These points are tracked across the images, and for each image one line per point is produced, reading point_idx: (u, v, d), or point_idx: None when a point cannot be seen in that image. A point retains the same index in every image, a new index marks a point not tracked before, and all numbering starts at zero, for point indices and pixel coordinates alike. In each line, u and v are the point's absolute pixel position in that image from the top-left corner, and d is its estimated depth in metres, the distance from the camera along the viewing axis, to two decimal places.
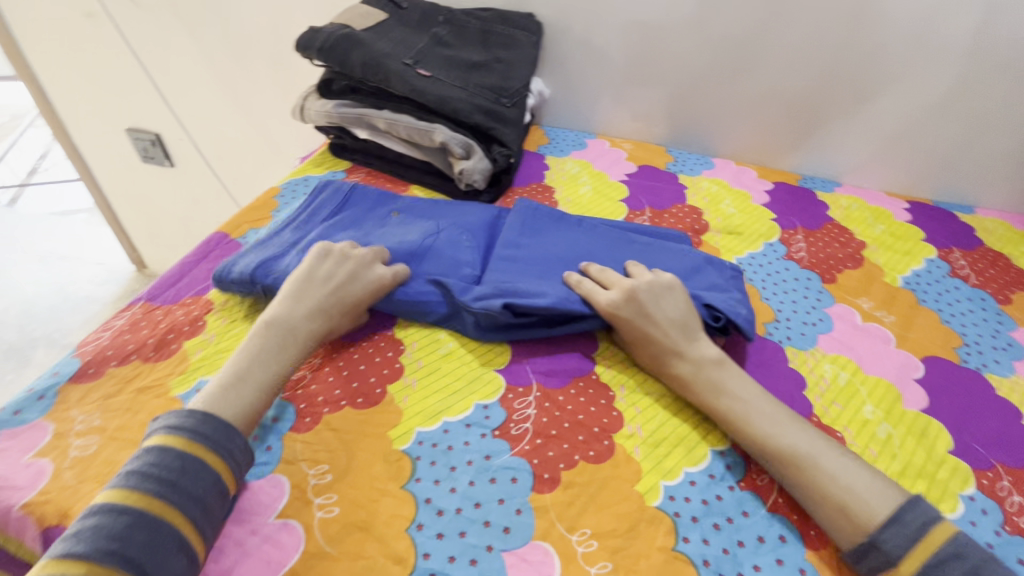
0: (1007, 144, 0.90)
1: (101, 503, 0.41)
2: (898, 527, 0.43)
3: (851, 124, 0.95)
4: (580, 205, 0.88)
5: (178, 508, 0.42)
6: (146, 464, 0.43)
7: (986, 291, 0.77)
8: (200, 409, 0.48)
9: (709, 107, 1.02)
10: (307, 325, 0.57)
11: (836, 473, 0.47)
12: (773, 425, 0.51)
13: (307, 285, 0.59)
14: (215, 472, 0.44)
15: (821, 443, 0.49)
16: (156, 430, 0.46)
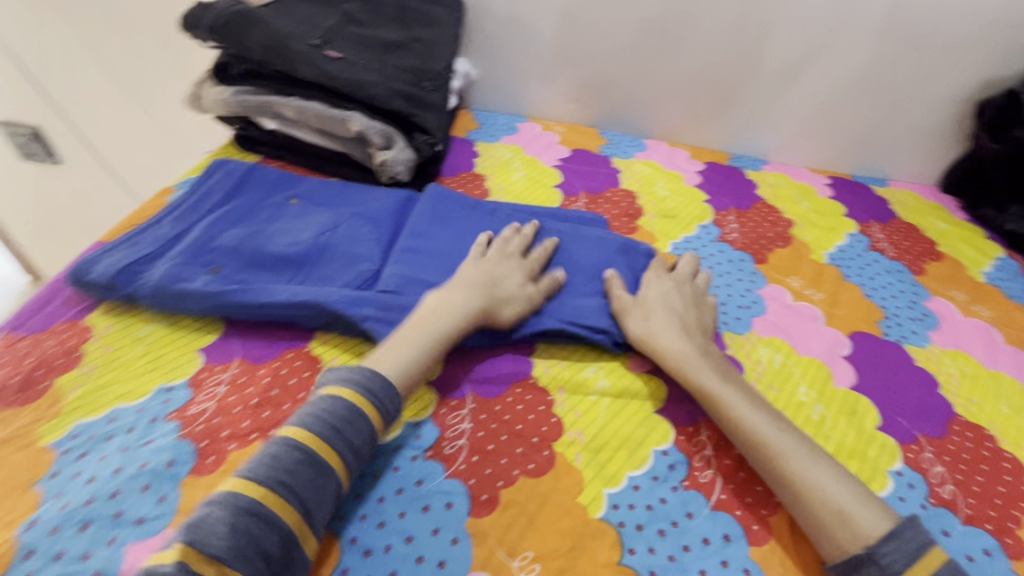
0: (916, 118, 0.94)
1: (277, 438, 0.43)
2: (897, 543, 0.41)
3: (774, 102, 0.96)
4: (512, 193, 0.84)
5: (336, 454, 0.43)
6: (319, 408, 0.45)
7: (902, 264, 0.79)
8: (366, 371, 0.48)
9: (639, 87, 0.99)
10: (453, 301, 0.55)
11: (820, 480, 0.45)
12: (756, 417, 0.49)
13: (499, 262, 0.61)
14: (370, 426, 0.46)
15: (807, 445, 0.48)
16: (325, 380, 0.47)
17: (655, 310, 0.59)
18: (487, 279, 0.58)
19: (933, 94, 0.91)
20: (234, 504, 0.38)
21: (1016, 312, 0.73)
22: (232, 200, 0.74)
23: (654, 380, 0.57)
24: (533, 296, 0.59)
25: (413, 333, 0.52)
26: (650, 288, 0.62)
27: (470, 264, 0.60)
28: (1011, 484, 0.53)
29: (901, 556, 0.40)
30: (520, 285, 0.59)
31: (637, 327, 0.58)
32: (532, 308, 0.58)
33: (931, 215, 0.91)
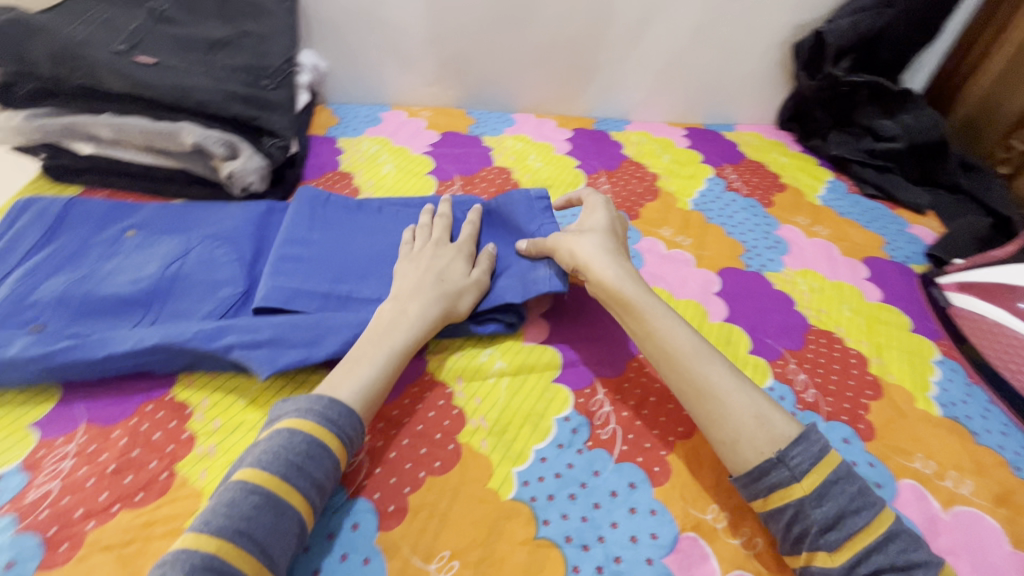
0: (748, 66, 1.03)
1: (234, 481, 0.40)
2: (805, 446, 0.44)
3: (625, 64, 1.01)
4: (384, 187, 0.80)
5: (299, 491, 0.41)
6: (276, 445, 0.42)
7: (755, 200, 0.87)
8: (331, 399, 0.45)
9: (498, 62, 0.99)
10: (410, 309, 0.53)
11: (736, 389, 0.47)
12: (684, 331, 0.51)
13: (435, 256, 0.58)
14: (333, 457, 0.43)
15: (724, 362, 0.50)
16: (281, 414, 0.45)
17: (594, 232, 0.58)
18: (430, 277, 0.56)
19: (759, 42, 1.00)
20: (189, 560, 0.35)
21: (847, 226, 0.84)
22: (50, 242, 0.63)
23: (550, 350, 0.58)
24: (480, 282, 0.57)
25: (368, 348, 0.50)
26: (597, 213, 0.61)
27: (406, 266, 0.58)
28: (859, 377, 0.61)
29: (808, 457, 0.43)
30: (466, 276, 0.57)
31: (575, 246, 0.56)
32: (483, 293, 0.58)
33: (774, 152, 1.01)
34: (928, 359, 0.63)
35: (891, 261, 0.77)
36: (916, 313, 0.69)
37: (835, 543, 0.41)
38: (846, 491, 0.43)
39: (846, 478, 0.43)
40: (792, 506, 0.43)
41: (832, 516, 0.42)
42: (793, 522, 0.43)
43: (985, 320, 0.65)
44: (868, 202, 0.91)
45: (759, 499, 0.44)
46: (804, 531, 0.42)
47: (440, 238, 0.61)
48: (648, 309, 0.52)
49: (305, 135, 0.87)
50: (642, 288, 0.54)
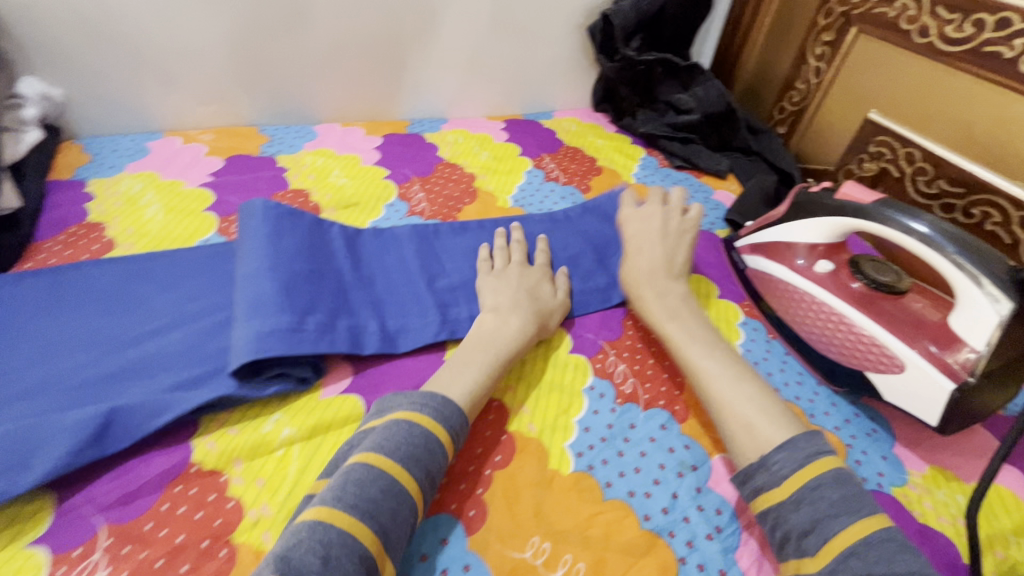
0: (553, 51, 1.03)
1: (361, 463, 0.41)
2: (788, 451, 0.43)
3: (428, 60, 0.96)
4: (148, 235, 0.67)
5: (416, 480, 0.41)
6: (395, 435, 0.43)
7: (573, 186, 0.88)
8: (444, 411, 0.46)
9: (287, 71, 0.89)
10: (528, 328, 0.57)
11: (732, 398, 0.49)
12: (700, 348, 0.54)
13: (522, 275, 0.63)
14: (441, 453, 0.44)
15: (741, 377, 0.51)
16: (397, 406, 0.46)
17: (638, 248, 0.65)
18: (525, 294, 0.60)
19: (558, 27, 1.00)
20: (323, 535, 0.36)
21: None
22: None
23: (350, 399, 0.53)
24: (564, 303, 0.63)
25: (474, 354, 0.53)
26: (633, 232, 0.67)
27: (495, 283, 0.62)
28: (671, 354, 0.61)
29: (792, 463, 0.42)
30: (555, 295, 0.62)
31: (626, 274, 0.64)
32: (566, 312, 0.63)
33: (590, 134, 1.03)
34: (734, 323, 0.66)
35: (701, 230, 0.80)
36: (721, 279, 0.72)
37: (813, 548, 0.38)
38: (825, 496, 0.40)
39: (829, 484, 0.40)
40: (773, 510, 0.41)
41: (807, 520, 0.39)
42: (775, 527, 0.41)
43: (769, 279, 0.66)
44: (677, 172, 0.95)
45: (751, 502, 0.44)
46: (786, 536, 0.40)
47: (521, 262, 0.65)
48: (666, 333, 0.57)
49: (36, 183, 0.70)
50: (665, 313, 0.58)
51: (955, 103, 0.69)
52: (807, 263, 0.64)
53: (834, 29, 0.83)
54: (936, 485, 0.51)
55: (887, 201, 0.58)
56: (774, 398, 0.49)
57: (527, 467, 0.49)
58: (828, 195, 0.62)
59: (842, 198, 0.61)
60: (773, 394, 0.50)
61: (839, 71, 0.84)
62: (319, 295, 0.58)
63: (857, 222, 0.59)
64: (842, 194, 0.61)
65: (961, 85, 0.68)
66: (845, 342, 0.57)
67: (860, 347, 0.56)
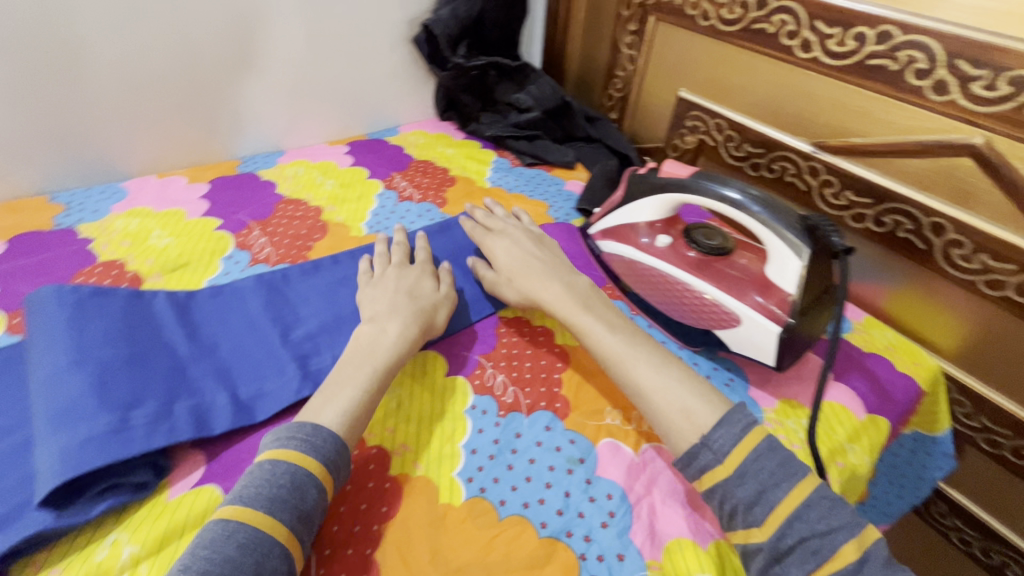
0: (384, 67, 1.00)
1: (219, 521, 0.39)
2: (725, 428, 0.46)
3: (246, 92, 0.89)
4: None
5: (284, 524, 0.40)
6: (257, 480, 0.42)
7: (428, 202, 0.86)
8: (314, 439, 0.44)
9: (72, 125, 0.77)
10: (409, 329, 0.56)
11: (659, 384, 0.50)
12: (613, 339, 0.55)
13: (400, 277, 0.63)
14: (318, 484, 0.42)
15: (654, 360, 0.52)
16: (265, 445, 0.45)
17: (513, 262, 0.65)
18: (403, 295, 0.59)
19: (382, 41, 0.98)
20: None
21: (515, 202, 0.88)
22: None
23: (206, 489, 0.47)
24: (449, 296, 0.63)
25: (351, 371, 0.51)
26: (500, 255, 0.67)
27: (372, 291, 0.61)
28: (546, 352, 0.63)
29: (731, 438, 0.45)
30: (436, 291, 0.62)
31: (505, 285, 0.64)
32: (452, 305, 0.63)
33: (439, 145, 1.02)
34: None
35: (557, 223, 0.83)
36: (583, 267, 0.75)
37: (761, 518, 0.42)
38: (766, 466, 0.44)
39: (766, 453, 0.44)
40: (719, 488, 0.44)
41: (753, 492, 0.43)
42: (721, 501, 0.44)
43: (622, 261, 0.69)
44: (529, 170, 0.98)
45: (696, 482, 0.46)
46: (734, 508, 0.43)
47: (399, 262, 0.65)
48: (579, 328, 0.57)
49: None
50: (570, 309, 0.58)
51: (743, 75, 0.78)
52: (650, 240, 0.68)
53: (636, 19, 0.90)
54: (786, 415, 0.58)
55: (699, 173, 0.64)
56: (697, 378, 0.51)
57: (417, 509, 0.46)
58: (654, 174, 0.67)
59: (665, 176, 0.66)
60: (695, 374, 0.52)
61: (648, 57, 0.91)
62: (146, 383, 0.51)
63: (681, 196, 0.64)
64: (665, 173, 0.66)
65: (743, 58, 0.77)
66: (693, 307, 0.62)
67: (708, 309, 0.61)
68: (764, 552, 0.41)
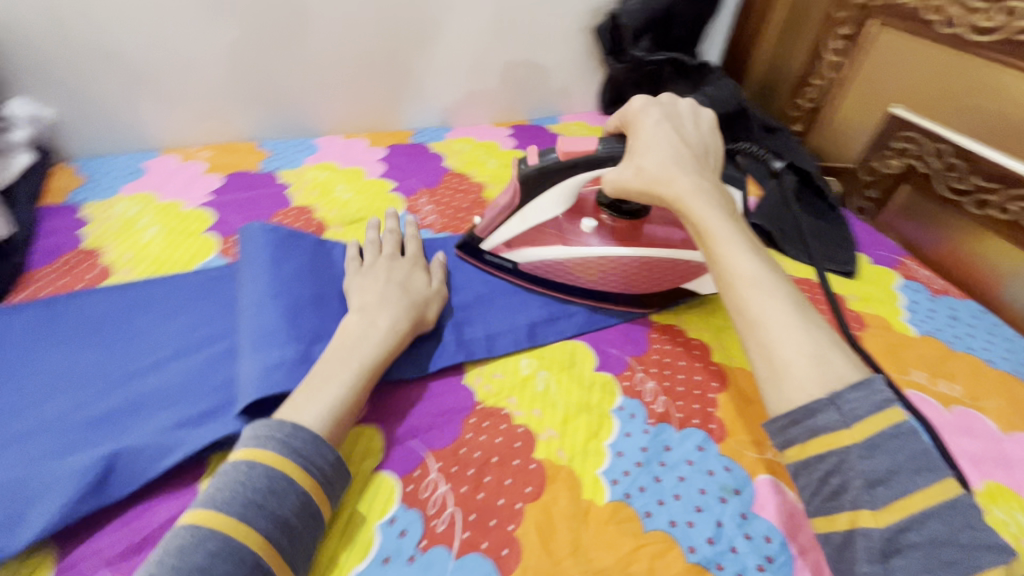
0: (561, 53, 0.97)
1: (188, 524, 0.36)
2: (864, 390, 0.36)
3: (428, 69, 0.91)
4: (147, 258, 0.65)
5: (258, 532, 0.36)
6: (232, 481, 0.38)
7: None
8: (285, 421, 0.42)
9: (280, 84, 0.84)
10: (402, 324, 0.51)
11: (790, 323, 0.40)
12: (744, 257, 0.44)
13: (392, 266, 0.57)
14: (301, 490, 0.39)
15: (786, 292, 0.42)
16: (240, 442, 0.41)
17: (654, 139, 0.53)
18: (396, 288, 0.55)
19: (563, 27, 0.94)
20: None
21: None
22: None
23: (368, 430, 0.49)
24: (440, 291, 0.59)
25: (335, 367, 0.46)
26: (648, 126, 0.54)
27: (361, 280, 0.55)
28: (703, 367, 0.59)
29: (867, 403, 0.36)
30: (428, 285, 0.58)
31: (634, 163, 0.53)
32: (443, 301, 0.59)
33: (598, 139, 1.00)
34: None
35: None
36: None
37: (881, 500, 0.34)
38: (906, 448, 0.35)
39: (909, 433, 0.35)
40: (836, 454, 0.36)
41: (883, 470, 0.34)
42: (831, 474, 0.36)
43: (554, 263, 0.63)
44: None
45: (794, 446, 0.38)
46: (845, 484, 0.35)
47: (391, 251, 0.59)
48: (703, 233, 0.47)
49: (27, 211, 0.67)
50: (699, 209, 0.48)
51: (980, 96, 0.68)
52: (575, 228, 0.65)
53: (852, 23, 0.82)
54: (994, 502, 0.48)
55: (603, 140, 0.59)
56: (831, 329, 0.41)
57: (560, 499, 0.45)
58: (549, 155, 0.59)
59: (569, 157, 0.58)
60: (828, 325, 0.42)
61: (859, 65, 0.83)
62: (323, 319, 0.56)
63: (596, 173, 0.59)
64: (566, 154, 0.57)
65: (990, 74, 0.66)
66: (649, 272, 0.62)
67: (667, 268, 0.62)
68: (874, 539, 0.33)
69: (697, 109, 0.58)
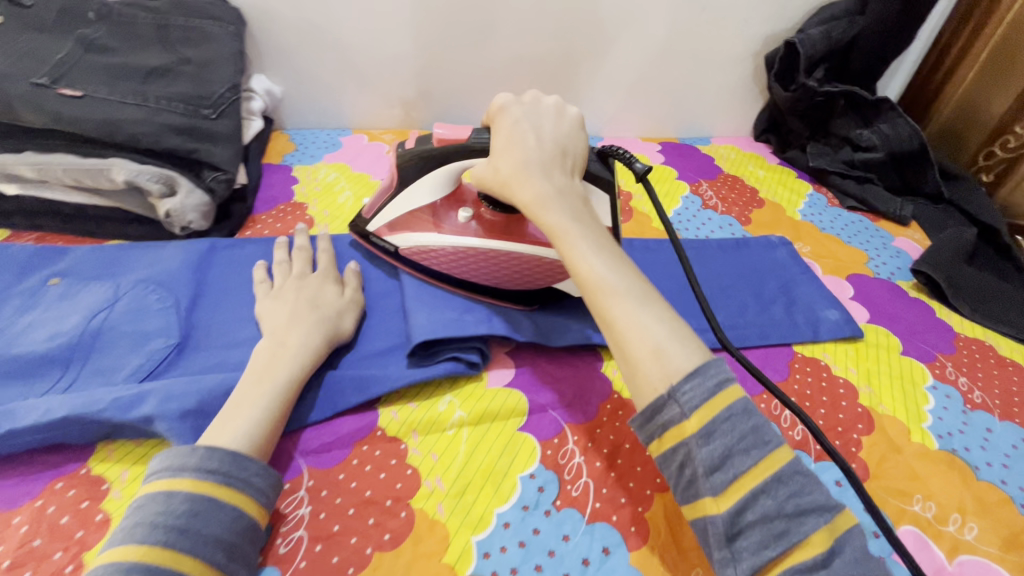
0: (724, 75, 0.98)
1: (106, 564, 0.35)
2: (700, 380, 0.37)
3: (593, 81, 0.96)
4: (341, 218, 0.76)
5: (190, 552, 0.36)
6: (148, 514, 0.37)
7: (732, 217, 0.84)
8: (197, 445, 0.41)
9: (459, 82, 0.94)
10: (315, 344, 0.51)
11: (636, 321, 0.40)
12: (597, 256, 0.44)
13: (301, 284, 0.57)
14: (231, 509, 0.39)
15: (634, 286, 0.42)
16: (153, 474, 0.39)
17: (514, 135, 0.50)
18: (304, 305, 0.54)
19: (732, 51, 0.95)
20: None
21: (829, 242, 0.80)
22: None
23: (513, 394, 0.55)
24: (355, 301, 0.59)
25: (252, 389, 0.46)
26: (500, 126, 0.51)
27: (273, 305, 0.55)
28: (848, 408, 0.57)
29: (701, 394, 0.36)
30: (340, 296, 0.57)
31: (491, 164, 0.51)
32: (360, 312, 0.59)
33: (750, 164, 0.97)
34: (920, 385, 0.61)
35: (877, 278, 0.74)
36: (906, 334, 0.67)
37: (720, 486, 0.35)
38: (737, 429, 0.36)
39: (740, 415, 0.36)
40: (683, 446, 0.36)
41: (717, 456, 0.35)
42: (684, 464, 0.37)
43: (427, 252, 0.59)
44: (848, 214, 0.88)
45: (654, 443, 0.38)
46: (694, 473, 0.36)
47: (302, 269, 0.59)
48: (561, 234, 0.45)
49: (255, 164, 0.81)
50: (557, 210, 0.46)
51: None
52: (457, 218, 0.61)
53: None
54: None
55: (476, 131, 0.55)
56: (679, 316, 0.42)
57: None
58: (426, 143, 0.56)
59: (440, 144, 0.55)
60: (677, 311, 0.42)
61: None
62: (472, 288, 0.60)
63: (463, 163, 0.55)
64: (438, 142, 0.54)
65: None
66: (529, 269, 0.58)
67: (536, 267, 0.58)
68: (717, 526, 0.35)
69: (559, 101, 0.54)
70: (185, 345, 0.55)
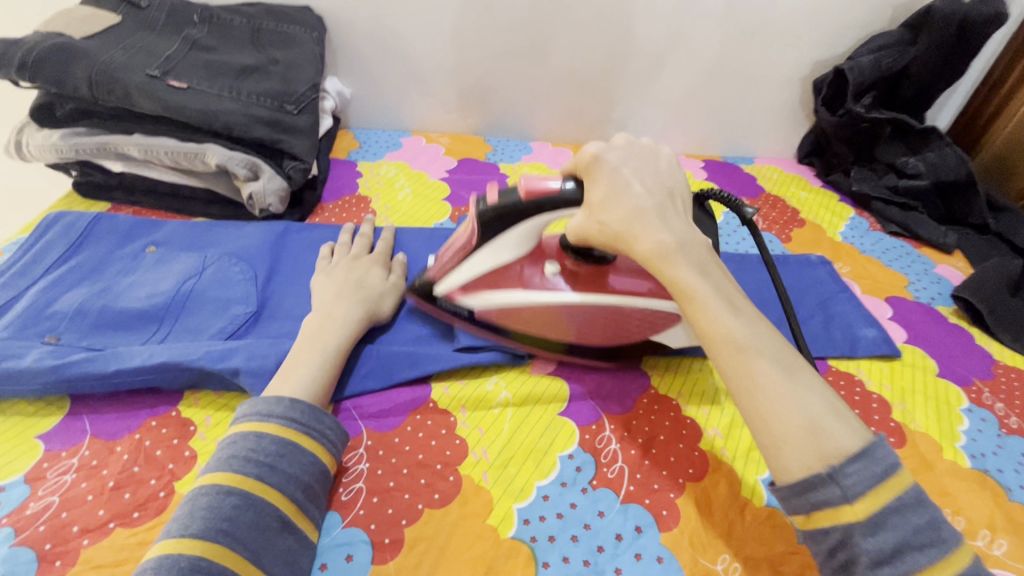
0: (771, 98, 1.00)
1: (206, 486, 0.40)
2: (864, 462, 0.35)
3: (642, 98, 1.00)
4: (399, 211, 0.82)
5: (276, 487, 0.41)
6: (242, 449, 0.42)
7: (772, 234, 0.86)
8: (281, 396, 0.46)
9: (514, 92, 1.00)
10: (358, 320, 0.56)
11: (786, 393, 0.37)
12: (732, 318, 0.41)
13: (353, 265, 0.62)
14: (309, 454, 0.44)
15: (779, 355, 0.39)
16: (241, 416, 0.45)
17: (625, 185, 0.47)
18: (351, 284, 0.59)
19: (780, 75, 0.98)
20: (174, 563, 0.36)
21: (869, 264, 0.82)
22: (88, 251, 0.65)
23: (555, 382, 0.58)
24: (397, 286, 0.63)
25: (305, 354, 0.51)
26: (606, 179, 0.47)
27: (324, 280, 0.60)
28: (880, 422, 0.59)
29: (865, 478, 0.34)
30: (384, 280, 0.62)
31: (602, 214, 0.47)
32: (400, 296, 0.63)
33: (793, 186, 0.99)
34: (956, 407, 0.61)
35: (916, 302, 0.75)
36: (943, 357, 0.68)
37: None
38: (911, 522, 0.34)
39: (913, 506, 0.34)
40: (839, 530, 0.35)
41: (888, 548, 0.33)
42: (837, 546, 0.36)
43: (511, 311, 0.57)
44: (890, 239, 0.89)
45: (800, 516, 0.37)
46: (851, 559, 0.35)
47: (357, 252, 0.65)
48: (690, 291, 0.42)
49: (325, 158, 0.88)
50: (686, 265, 0.43)
51: None
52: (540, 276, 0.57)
53: None
54: None
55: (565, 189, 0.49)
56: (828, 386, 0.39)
57: (720, 488, 0.51)
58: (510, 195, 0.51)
59: (531, 197, 0.50)
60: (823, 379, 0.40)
61: None
62: None
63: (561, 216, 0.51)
64: (528, 195, 0.50)
65: None
66: (617, 323, 0.57)
67: (624, 320, 0.57)
68: None
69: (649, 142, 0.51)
70: (261, 312, 0.61)
